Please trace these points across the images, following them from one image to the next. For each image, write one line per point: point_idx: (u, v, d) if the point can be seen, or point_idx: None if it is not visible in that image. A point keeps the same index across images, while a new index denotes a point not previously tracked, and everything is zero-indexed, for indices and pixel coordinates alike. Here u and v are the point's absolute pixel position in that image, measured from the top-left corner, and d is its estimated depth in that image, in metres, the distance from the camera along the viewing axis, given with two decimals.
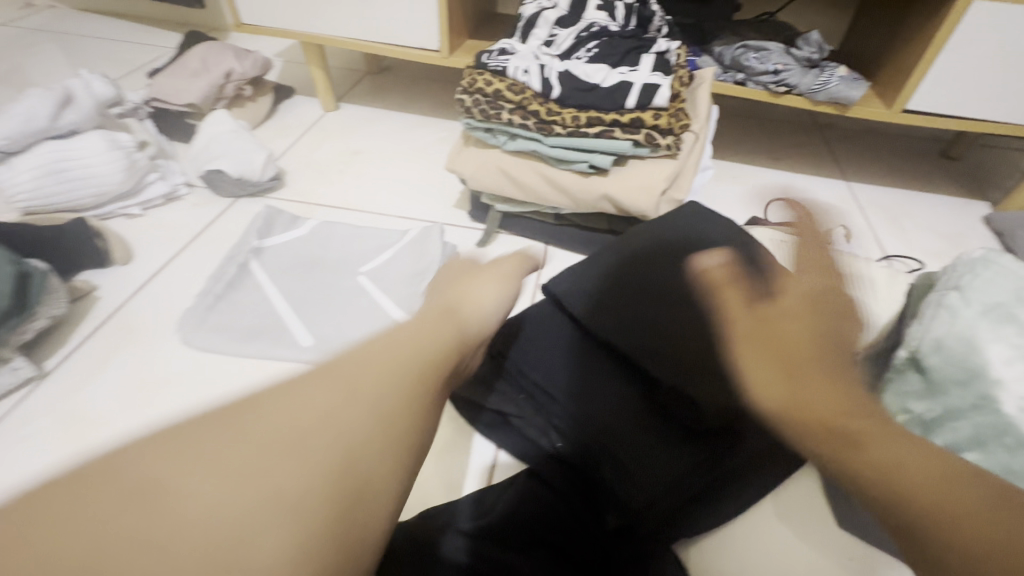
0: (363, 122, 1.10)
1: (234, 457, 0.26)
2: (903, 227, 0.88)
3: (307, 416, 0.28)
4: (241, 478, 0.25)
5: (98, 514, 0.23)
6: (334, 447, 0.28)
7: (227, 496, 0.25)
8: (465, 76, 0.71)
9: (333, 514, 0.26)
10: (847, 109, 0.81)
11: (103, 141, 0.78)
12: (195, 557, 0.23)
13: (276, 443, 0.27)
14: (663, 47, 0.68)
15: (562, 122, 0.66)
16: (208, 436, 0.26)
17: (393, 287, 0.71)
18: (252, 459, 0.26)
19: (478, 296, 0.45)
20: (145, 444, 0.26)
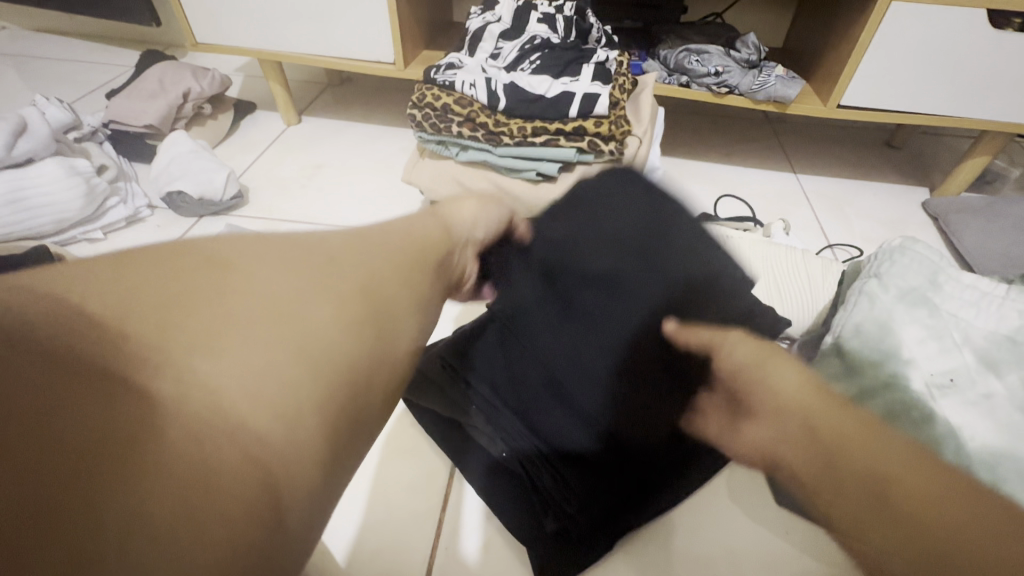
0: (325, 135, 1.11)
1: (218, 295, 0.25)
2: (845, 216, 0.92)
3: (295, 270, 0.28)
4: (222, 307, 0.24)
5: (88, 335, 0.22)
6: (323, 296, 0.27)
7: (204, 320, 0.24)
8: (416, 90, 0.73)
9: (331, 348, 0.26)
10: (786, 106, 0.85)
11: (59, 169, 0.78)
12: (163, 376, 0.21)
13: (255, 286, 0.26)
14: (602, 57, 0.71)
15: (509, 133, 0.69)
16: (191, 284, 0.25)
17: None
18: (234, 295, 0.25)
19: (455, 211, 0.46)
20: (122, 294, 0.24)
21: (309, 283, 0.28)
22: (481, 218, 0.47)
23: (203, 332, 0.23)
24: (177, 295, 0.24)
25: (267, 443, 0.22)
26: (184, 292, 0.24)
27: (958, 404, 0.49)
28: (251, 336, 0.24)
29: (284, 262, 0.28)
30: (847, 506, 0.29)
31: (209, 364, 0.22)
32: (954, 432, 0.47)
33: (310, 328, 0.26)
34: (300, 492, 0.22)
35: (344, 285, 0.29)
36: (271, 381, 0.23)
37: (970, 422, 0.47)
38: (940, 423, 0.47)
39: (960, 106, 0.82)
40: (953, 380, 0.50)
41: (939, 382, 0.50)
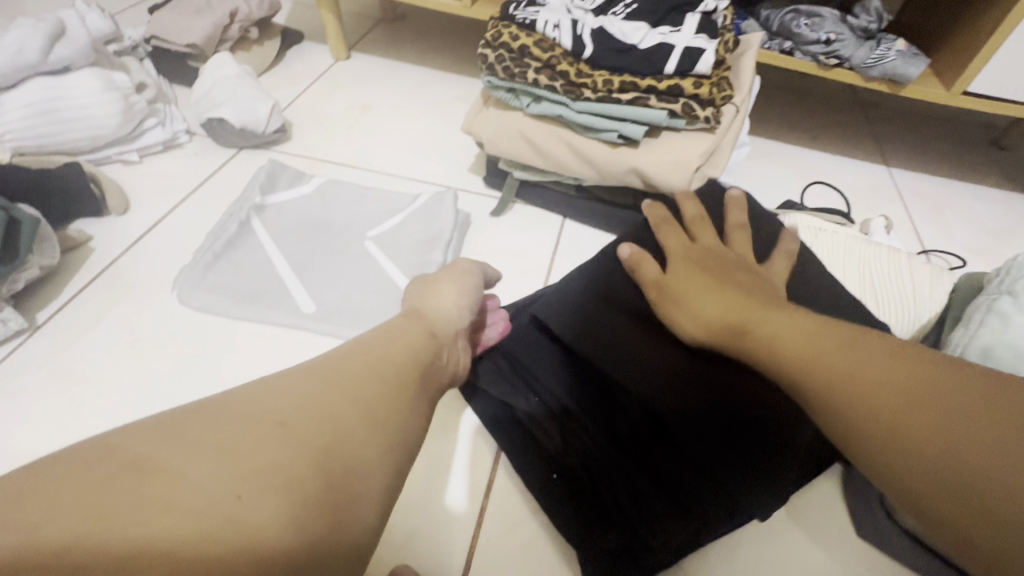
0: (375, 75, 1.03)
1: (197, 452, 0.26)
2: (943, 220, 0.83)
3: (276, 415, 0.29)
4: (202, 463, 0.26)
5: (58, 512, 0.23)
6: (300, 440, 0.29)
7: (184, 481, 0.25)
8: (490, 27, 0.65)
9: (305, 495, 0.27)
10: (900, 87, 0.75)
11: (97, 81, 0.73)
12: (136, 548, 0.23)
13: (241, 435, 0.28)
14: (710, 7, 0.62)
15: (592, 86, 0.61)
16: (174, 438, 0.27)
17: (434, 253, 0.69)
18: (213, 447, 0.27)
19: (438, 296, 0.46)
20: (102, 461, 0.25)
21: (293, 416, 0.30)
22: (461, 295, 0.47)
23: (177, 496, 0.25)
24: (151, 459, 0.26)
25: None
26: (180, 431, 0.27)
27: None
28: (227, 494, 0.25)
29: (264, 403, 0.30)
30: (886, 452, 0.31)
31: (181, 533, 0.24)
32: None
33: (296, 448, 0.28)
34: None
35: (325, 424, 0.30)
36: (244, 537, 0.25)
37: None
38: None
39: None
40: None
41: None
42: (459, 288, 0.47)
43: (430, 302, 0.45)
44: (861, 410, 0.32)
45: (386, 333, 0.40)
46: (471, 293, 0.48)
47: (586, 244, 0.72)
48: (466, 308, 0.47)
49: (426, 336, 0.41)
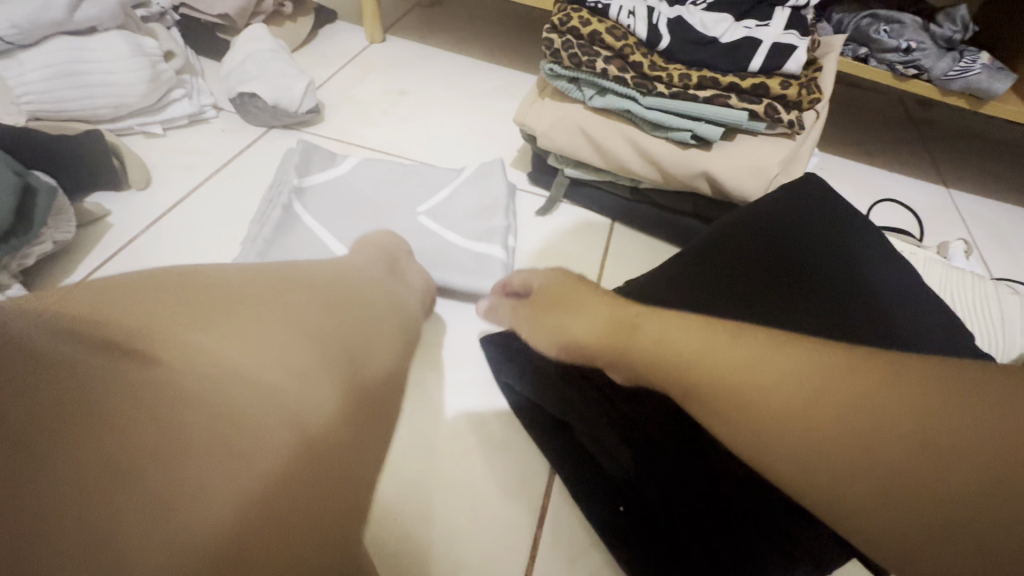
0: (409, 60, 0.98)
1: (248, 325, 0.29)
2: (1010, 248, 0.78)
3: (320, 317, 0.32)
4: (253, 334, 0.28)
5: (124, 339, 0.25)
6: (335, 344, 0.32)
7: (232, 345, 0.27)
8: (557, 11, 0.60)
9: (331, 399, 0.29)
10: (981, 103, 0.70)
11: (125, 45, 0.68)
12: (181, 394, 0.24)
13: (287, 324, 0.30)
14: (800, 2, 0.58)
15: (667, 80, 0.56)
16: (231, 309, 0.29)
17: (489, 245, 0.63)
18: (265, 325, 0.29)
19: (397, 249, 0.52)
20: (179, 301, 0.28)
21: (332, 324, 0.33)
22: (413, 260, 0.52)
23: (232, 355, 0.27)
24: (210, 317, 0.28)
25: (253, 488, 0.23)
26: (241, 302, 0.30)
27: None
28: (276, 370, 0.27)
29: (306, 303, 0.33)
30: (836, 480, 0.24)
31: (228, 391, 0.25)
32: None
33: (334, 352, 0.31)
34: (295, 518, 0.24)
35: (350, 340, 0.33)
36: (280, 419, 0.26)
37: None
38: None
39: None
40: None
41: None
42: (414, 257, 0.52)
43: (376, 243, 0.51)
44: (799, 422, 0.25)
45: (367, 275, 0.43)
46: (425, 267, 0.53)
47: (638, 252, 0.68)
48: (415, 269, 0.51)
49: (389, 274, 0.46)
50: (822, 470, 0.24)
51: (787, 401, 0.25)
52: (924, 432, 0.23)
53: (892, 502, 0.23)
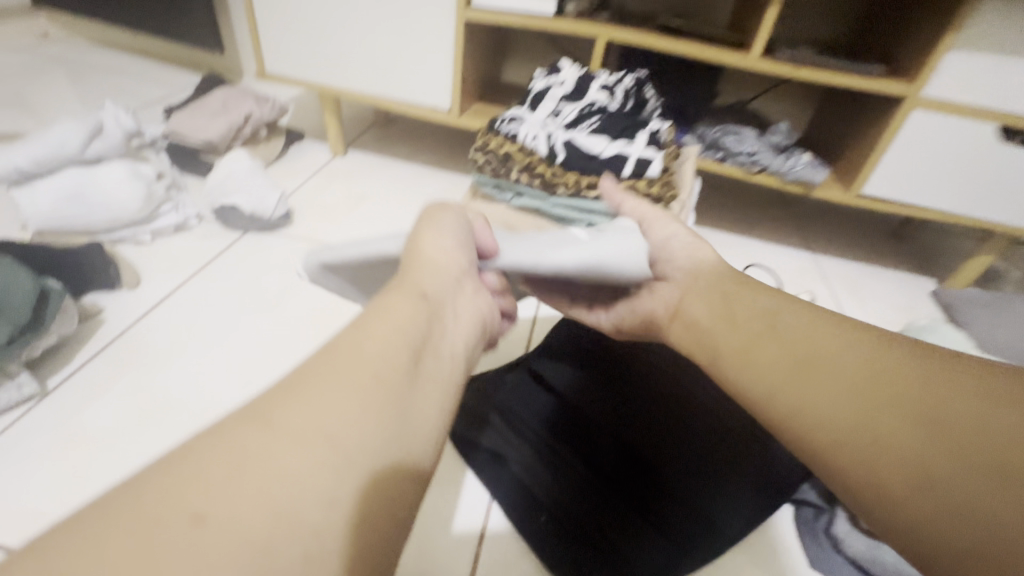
0: (368, 170, 1.16)
1: (260, 454, 0.24)
2: (859, 297, 0.97)
3: (340, 434, 0.26)
4: (265, 477, 0.24)
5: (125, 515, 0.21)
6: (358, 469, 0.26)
7: (232, 505, 0.22)
8: (481, 137, 0.78)
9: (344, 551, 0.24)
10: (811, 189, 0.92)
11: (126, 171, 0.81)
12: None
13: (303, 452, 0.25)
14: (656, 127, 0.77)
15: (565, 185, 0.74)
16: (245, 442, 0.25)
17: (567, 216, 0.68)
18: (279, 457, 0.25)
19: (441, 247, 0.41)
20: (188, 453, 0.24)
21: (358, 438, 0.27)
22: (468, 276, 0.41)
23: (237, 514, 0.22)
24: (221, 463, 0.24)
25: None
26: (257, 428, 0.25)
27: None
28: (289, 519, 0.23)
29: (330, 412, 0.27)
30: (833, 436, 0.35)
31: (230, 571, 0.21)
32: None
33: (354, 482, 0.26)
34: None
35: (380, 451, 0.27)
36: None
37: None
38: None
39: (969, 207, 0.89)
40: None
41: None
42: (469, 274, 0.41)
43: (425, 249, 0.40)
44: (833, 412, 0.36)
45: (410, 319, 0.34)
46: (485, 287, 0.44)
47: None
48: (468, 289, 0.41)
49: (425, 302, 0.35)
50: (844, 438, 0.34)
51: (830, 403, 0.36)
52: (937, 429, 0.32)
53: (895, 470, 0.31)
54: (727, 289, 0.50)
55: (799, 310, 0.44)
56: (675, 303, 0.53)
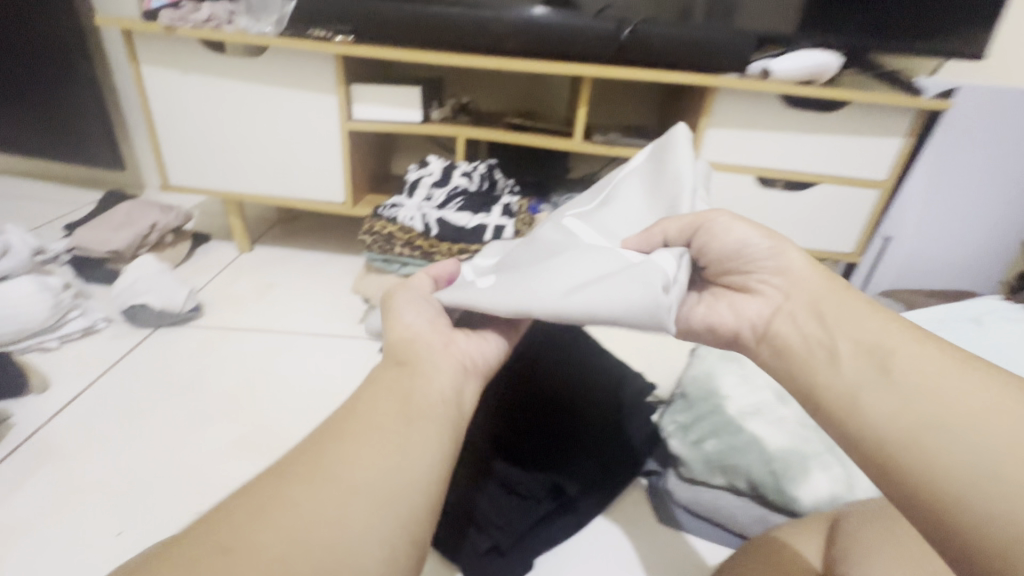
0: (276, 262, 1.27)
1: (275, 512, 0.33)
2: None
3: (346, 477, 0.35)
4: (276, 520, 0.33)
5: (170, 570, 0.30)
6: (369, 500, 0.35)
7: (260, 538, 0.32)
8: (367, 223, 0.95)
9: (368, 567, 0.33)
10: None
11: (33, 284, 0.88)
12: None
13: (318, 502, 0.34)
14: (507, 202, 0.97)
15: (441, 253, 0.92)
16: (272, 499, 0.34)
17: (614, 210, 0.58)
18: (296, 506, 0.33)
19: (404, 311, 0.49)
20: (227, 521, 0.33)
21: (365, 476, 0.36)
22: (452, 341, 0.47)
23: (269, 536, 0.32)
24: (242, 518, 0.33)
25: None
26: (287, 486, 0.35)
27: (759, 421, 0.69)
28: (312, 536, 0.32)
29: (342, 458, 0.36)
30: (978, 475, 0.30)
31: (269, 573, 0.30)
32: (755, 439, 0.66)
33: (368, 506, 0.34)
34: None
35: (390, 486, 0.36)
36: None
37: (771, 433, 0.66)
38: (745, 432, 0.67)
39: None
40: (754, 408, 0.70)
41: (747, 409, 0.70)
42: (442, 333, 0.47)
43: (392, 312, 0.49)
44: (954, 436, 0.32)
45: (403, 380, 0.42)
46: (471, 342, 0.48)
47: None
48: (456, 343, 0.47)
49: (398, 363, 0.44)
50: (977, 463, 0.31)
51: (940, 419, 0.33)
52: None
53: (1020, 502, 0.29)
54: (828, 305, 0.43)
55: (903, 331, 0.39)
56: (763, 324, 0.46)
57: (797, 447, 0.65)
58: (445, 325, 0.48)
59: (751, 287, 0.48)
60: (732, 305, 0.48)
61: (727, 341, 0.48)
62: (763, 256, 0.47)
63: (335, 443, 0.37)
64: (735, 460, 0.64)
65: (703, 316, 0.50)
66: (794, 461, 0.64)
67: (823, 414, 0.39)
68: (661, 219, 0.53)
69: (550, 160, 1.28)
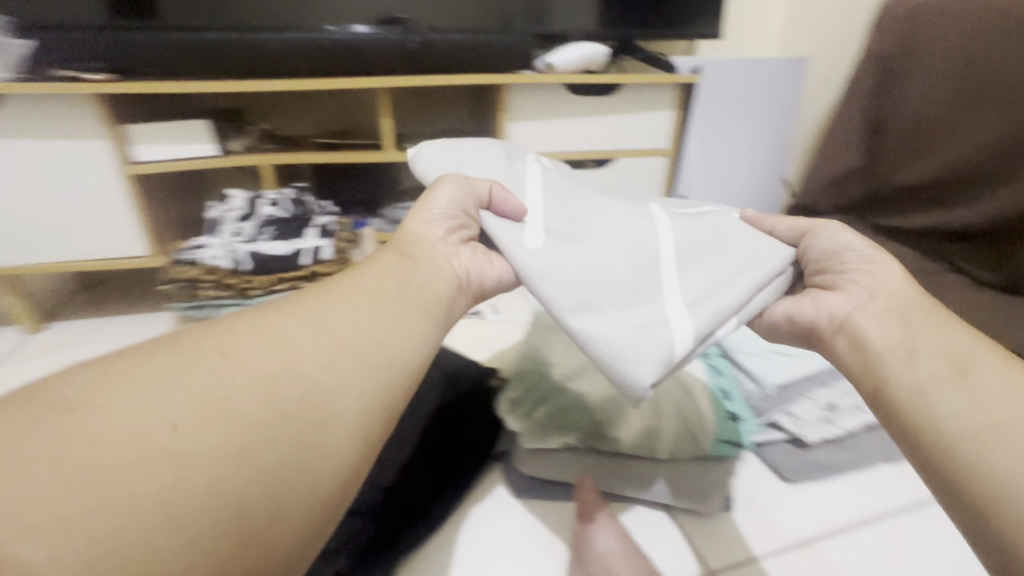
0: (75, 335, 1.10)
1: (259, 352, 0.40)
2: None
3: (341, 340, 0.44)
4: (267, 361, 0.40)
5: (164, 387, 0.35)
6: (367, 367, 0.44)
7: (249, 367, 0.39)
8: (167, 270, 0.87)
9: (357, 422, 0.42)
10: None
11: None
12: (229, 396, 0.36)
13: (312, 353, 0.42)
14: (323, 222, 0.95)
15: (257, 286, 0.87)
16: (258, 345, 0.41)
17: (700, 236, 0.61)
18: (287, 353, 0.41)
19: (433, 206, 0.61)
20: (220, 351, 0.39)
21: (361, 342, 0.45)
22: (467, 260, 0.61)
23: (267, 368, 0.39)
24: (233, 354, 0.39)
25: (256, 478, 0.35)
26: (278, 337, 0.42)
27: (580, 379, 0.75)
28: (312, 373, 0.41)
29: (338, 322, 0.46)
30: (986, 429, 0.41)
31: (267, 399, 0.38)
32: (577, 397, 0.72)
33: (362, 366, 0.44)
34: (248, 541, 0.33)
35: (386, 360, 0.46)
36: (307, 434, 0.38)
37: (590, 389, 0.73)
38: (569, 393, 0.72)
39: None
40: (575, 369, 0.76)
41: (569, 372, 0.76)
42: (460, 257, 0.61)
43: (428, 203, 0.61)
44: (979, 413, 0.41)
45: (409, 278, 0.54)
46: (475, 261, 0.62)
47: None
48: (464, 260, 0.61)
49: (414, 277, 0.55)
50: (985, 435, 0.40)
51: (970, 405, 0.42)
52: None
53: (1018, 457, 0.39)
54: (914, 315, 0.50)
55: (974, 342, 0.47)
56: (845, 313, 0.52)
57: (613, 394, 0.72)
58: (454, 240, 0.62)
59: (846, 288, 0.54)
60: (816, 301, 0.55)
61: (805, 330, 0.55)
62: (869, 264, 0.55)
63: (320, 318, 0.45)
64: (562, 421, 0.70)
65: (823, 300, 0.54)
66: (613, 407, 0.70)
67: (882, 397, 0.46)
68: (748, 280, 0.57)
69: (352, 177, 1.33)
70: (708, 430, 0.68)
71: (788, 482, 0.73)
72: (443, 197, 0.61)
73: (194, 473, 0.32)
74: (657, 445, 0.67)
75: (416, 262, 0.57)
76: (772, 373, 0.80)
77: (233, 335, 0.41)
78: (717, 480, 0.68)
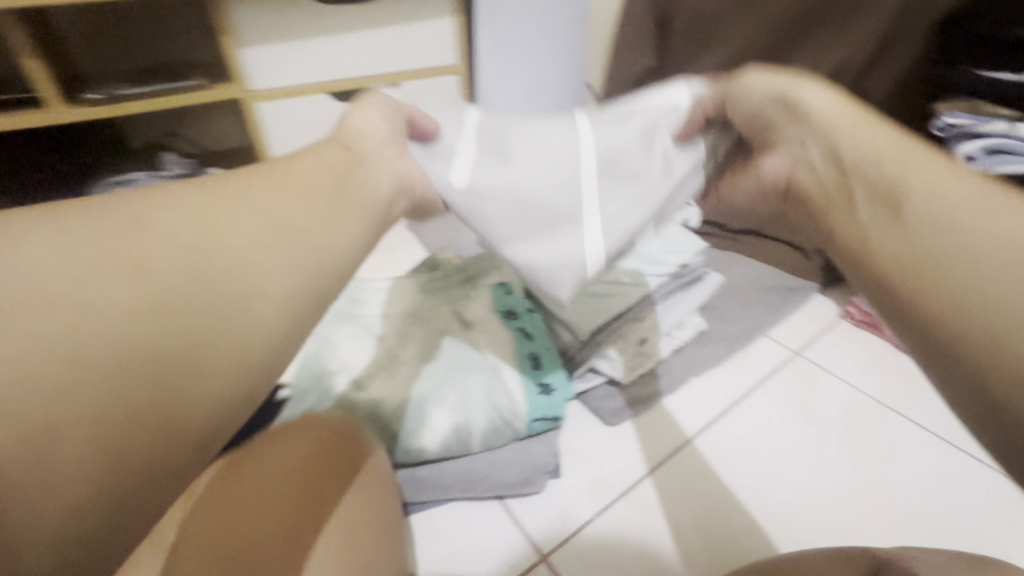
0: None
1: (168, 216, 0.32)
2: None
3: (270, 213, 0.34)
4: (165, 228, 0.31)
5: (24, 265, 0.27)
6: (293, 243, 0.34)
7: (150, 238, 0.30)
8: None
9: (293, 309, 0.33)
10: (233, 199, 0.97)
11: None
12: (92, 290, 0.28)
13: (230, 223, 0.33)
14: None
15: None
16: (169, 209, 0.32)
17: (621, 125, 0.51)
18: (185, 221, 0.32)
19: (364, 118, 0.45)
20: (119, 216, 0.31)
21: (299, 213, 0.35)
22: (411, 175, 0.46)
23: (170, 245, 0.30)
24: (136, 214, 0.31)
25: (144, 385, 0.27)
26: (176, 201, 0.33)
27: (371, 383, 0.63)
28: (212, 241, 0.32)
29: (259, 192, 0.35)
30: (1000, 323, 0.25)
31: (167, 285, 0.29)
32: (370, 409, 0.60)
33: (300, 237, 0.35)
34: (145, 460, 0.27)
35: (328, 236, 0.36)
36: (230, 329, 0.30)
37: (386, 394, 0.61)
38: (358, 408, 0.60)
39: None
40: (366, 372, 0.64)
41: (357, 378, 0.63)
42: (405, 169, 0.46)
43: (355, 120, 0.45)
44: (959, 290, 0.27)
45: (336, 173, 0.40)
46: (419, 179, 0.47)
47: None
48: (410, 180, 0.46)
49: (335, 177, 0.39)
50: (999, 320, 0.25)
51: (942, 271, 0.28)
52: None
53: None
54: (852, 139, 0.36)
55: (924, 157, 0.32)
56: (783, 179, 0.41)
57: (411, 394, 0.61)
58: (399, 145, 0.47)
59: (779, 142, 0.41)
60: (756, 168, 0.43)
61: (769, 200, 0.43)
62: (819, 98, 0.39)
63: (255, 179, 0.36)
64: None
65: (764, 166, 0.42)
66: (412, 411, 0.60)
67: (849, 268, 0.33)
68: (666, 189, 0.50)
69: (36, 149, 0.97)
70: (518, 412, 0.61)
71: (611, 425, 0.72)
72: (382, 111, 0.46)
73: (42, 396, 0.25)
74: (468, 442, 0.60)
75: (365, 160, 0.43)
76: (586, 315, 0.72)
77: (163, 186, 0.34)
78: (537, 457, 0.62)
